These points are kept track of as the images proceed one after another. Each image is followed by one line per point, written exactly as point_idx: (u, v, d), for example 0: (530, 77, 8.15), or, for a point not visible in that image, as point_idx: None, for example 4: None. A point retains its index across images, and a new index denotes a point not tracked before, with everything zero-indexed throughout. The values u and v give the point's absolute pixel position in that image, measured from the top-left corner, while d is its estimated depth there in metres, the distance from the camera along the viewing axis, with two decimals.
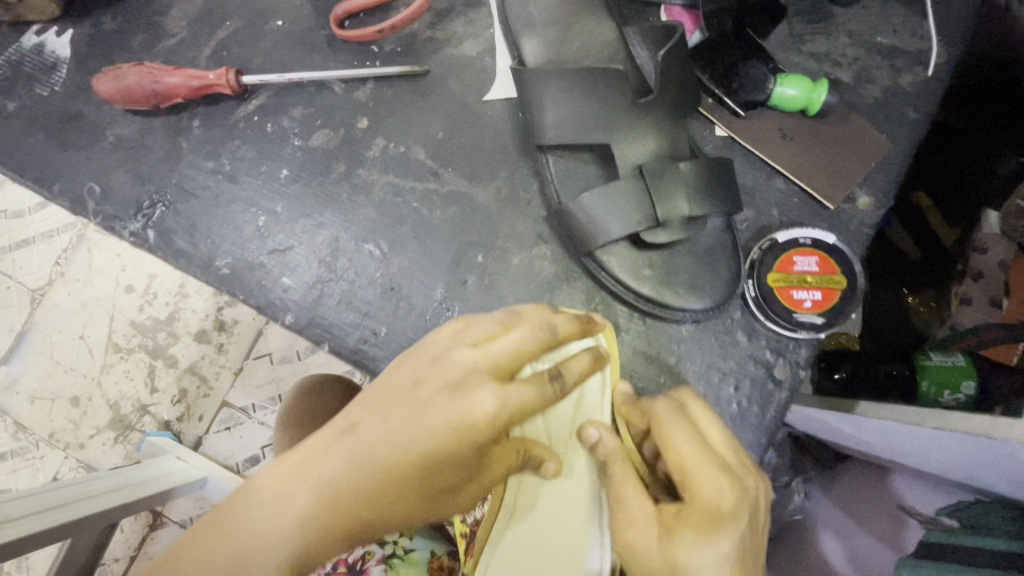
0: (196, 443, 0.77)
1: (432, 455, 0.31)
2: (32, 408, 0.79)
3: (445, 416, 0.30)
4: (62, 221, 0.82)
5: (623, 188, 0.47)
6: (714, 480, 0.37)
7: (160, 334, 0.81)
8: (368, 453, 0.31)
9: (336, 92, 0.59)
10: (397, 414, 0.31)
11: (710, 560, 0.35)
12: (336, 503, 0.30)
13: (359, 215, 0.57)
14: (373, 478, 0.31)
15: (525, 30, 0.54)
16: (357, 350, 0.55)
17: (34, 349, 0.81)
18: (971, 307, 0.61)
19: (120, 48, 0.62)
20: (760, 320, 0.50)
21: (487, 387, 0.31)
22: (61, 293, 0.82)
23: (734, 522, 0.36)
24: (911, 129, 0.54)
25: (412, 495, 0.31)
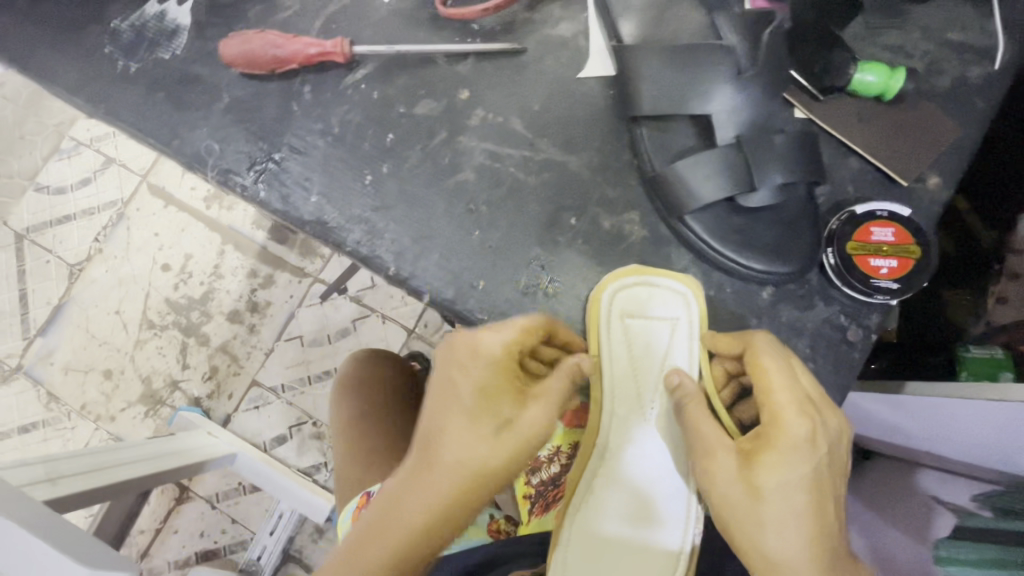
0: (225, 417, 1.11)
1: (483, 404, 0.45)
2: (65, 379, 1.13)
3: (463, 377, 0.46)
4: (105, 204, 1.17)
5: (718, 157, 0.52)
6: (791, 415, 0.44)
7: (193, 313, 1.14)
8: (445, 424, 0.45)
9: (440, 64, 0.64)
10: (452, 390, 0.46)
11: (790, 477, 0.42)
12: (441, 473, 0.44)
13: (461, 178, 0.61)
14: (449, 439, 0.44)
15: (623, 12, 0.58)
16: (455, 301, 0.59)
17: (69, 323, 1.15)
18: (1006, 305, 0.74)
19: (238, 18, 0.67)
20: (837, 285, 0.55)
21: (486, 338, 0.47)
22: (96, 272, 1.16)
23: (810, 451, 0.43)
24: (978, 117, 0.59)
25: (479, 442, 0.44)
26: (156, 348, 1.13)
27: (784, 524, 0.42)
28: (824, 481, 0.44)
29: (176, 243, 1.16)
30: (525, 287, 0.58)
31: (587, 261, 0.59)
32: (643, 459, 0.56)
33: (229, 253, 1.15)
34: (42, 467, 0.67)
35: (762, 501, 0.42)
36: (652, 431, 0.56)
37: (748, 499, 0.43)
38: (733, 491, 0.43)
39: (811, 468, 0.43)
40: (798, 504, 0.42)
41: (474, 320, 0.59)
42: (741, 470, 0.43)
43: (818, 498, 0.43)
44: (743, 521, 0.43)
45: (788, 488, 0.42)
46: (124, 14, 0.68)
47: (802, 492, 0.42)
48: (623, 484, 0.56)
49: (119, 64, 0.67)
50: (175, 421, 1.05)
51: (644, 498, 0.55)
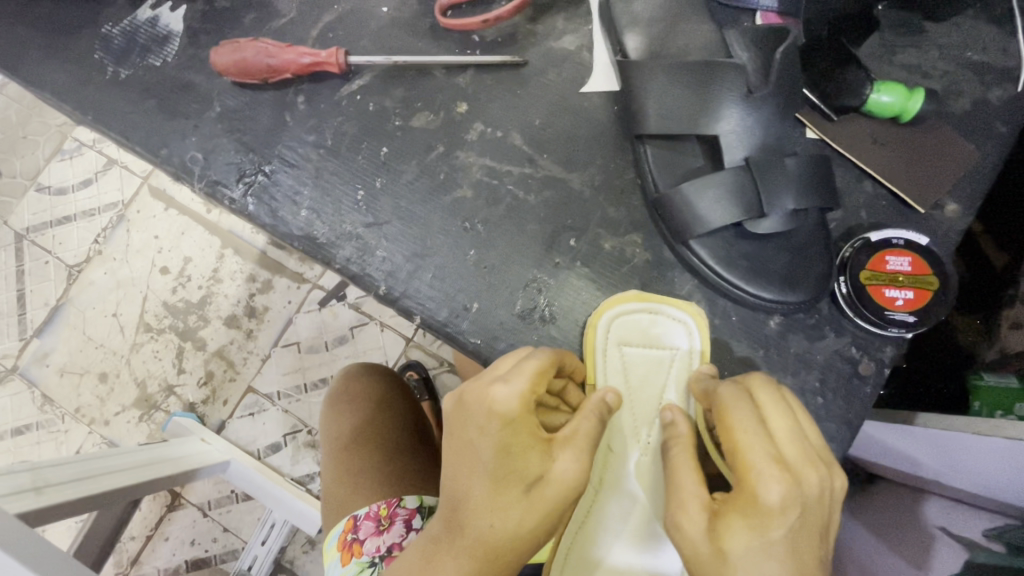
0: (221, 424, 1.08)
1: (511, 468, 0.39)
2: (60, 380, 1.10)
3: (484, 437, 0.39)
4: (106, 204, 1.15)
5: (725, 181, 0.49)
6: (765, 476, 0.38)
7: (190, 317, 1.12)
8: (468, 489, 0.39)
9: (437, 76, 0.62)
10: (471, 452, 0.39)
11: (759, 550, 0.37)
12: (473, 547, 0.38)
13: (456, 194, 0.59)
14: (476, 507, 0.39)
15: (630, 26, 0.56)
16: (448, 323, 0.57)
17: (67, 324, 1.13)
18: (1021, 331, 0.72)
19: (233, 26, 0.66)
20: (849, 317, 0.52)
21: (501, 389, 0.40)
22: (98, 272, 1.14)
23: (786, 517, 0.38)
24: (999, 141, 0.56)
25: (515, 508, 0.38)
26: (152, 352, 1.11)
27: None
28: (807, 548, 0.38)
29: (176, 246, 1.14)
30: (520, 312, 0.56)
31: (587, 285, 0.56)
32: (636, 499, 0.52)
33: (227, 257, 1.13)
34: (28, 475, 0.63)
35: (735, 571, 0.37)
36: (647, 466, 0.52)
37: (717, 566, 0.38)
38: (703, 555, 0.39)
39: (789, 535, 0.37)
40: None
41: (467, 344, 0.56)
42: (708, 530, 0.39)
43: (799, 569, 0.37)
44: None
45: (762, 560, 0.37)
46: (117, 19, 0.66)
47: (780, 564, 0.37)
48: (619, 525, 0.52)
49: (109, 70, 0.65)
50: (171, 425, 1.03)
51: (642, 544, 0.51)
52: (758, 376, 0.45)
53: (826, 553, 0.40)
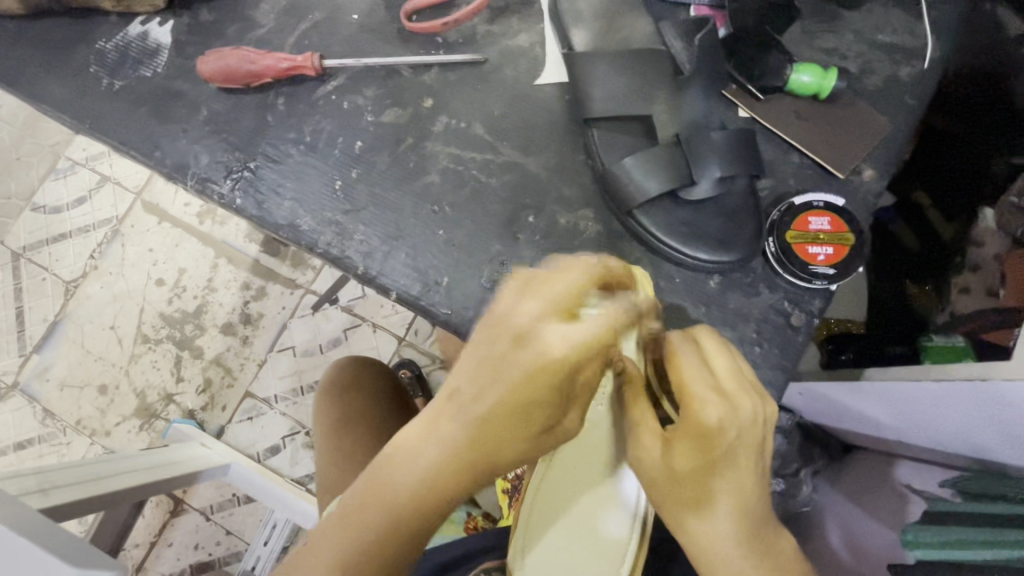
0: (220, 429, 1.13)
1: (517, 394, 0.40)
2: (61, 394, 1.15)
3: (524, 364, 0.40)
4: (101, 221, 1.21)
5: (659, 154, 0.55)
6: (705, 402, 0.44)
7: (187, 327, 1.17)
8: (481, 411, 0.41)
9: (405, 75, 0.68)
10: (476, 369, 0.42)
11: (703, 466, 0.44)
12: (459, 452, 0.41)
13: (425, 180, 0.65)
14: (491, 420, 0.41)
15: (575, 22, 0.62)
16: (421, 296, 0.62)
17: (67, 338, 1.17)
18: (971, 295, 0.74)
19: (217, 36, 0.72)
20: (780, 274, 0.58)
21: (556, 328, 0.40)
22: (94, 286, 1.19)
23: (723, 436, 0.43)
24: (908, 113, 0.63)
25: (513, 429, 0.41)
26: (151, 362, 1.16)
27: (704, 507, 0.44)
28: (743, 463, 0.44)
29: (171, 258, 1.20)
30: (486, 283, 0.62)
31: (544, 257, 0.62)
32: (597, 443, 0.57)
33: (221, 266, 1.19)
34: (34, 478, 0.68)
35: (685, 483, 0.44)
36: (604, 415, 0.57)
37: (669, 480, 0.45)
38: (658, 475, 0.45)
39: (725, 449, 0.44)
40: (721, 485, 0.44)
41: (439, 315, 0.62)
42: (664, 455, 0.45)
43: (741, 481, 0.44)
44: (670, 504, 0.45)
45: (708, 475, 0.44)
46: (109, 35, 0.72)
47: (719, 475, 0.44)
48: (579, 473, 0.57)
49: (104, 81, 0.71)
50: (170, 432, 1.06)
51: (604, 485, 0.57)
52: (698, 326, 0.49)
53: (762, 468, 0.47)
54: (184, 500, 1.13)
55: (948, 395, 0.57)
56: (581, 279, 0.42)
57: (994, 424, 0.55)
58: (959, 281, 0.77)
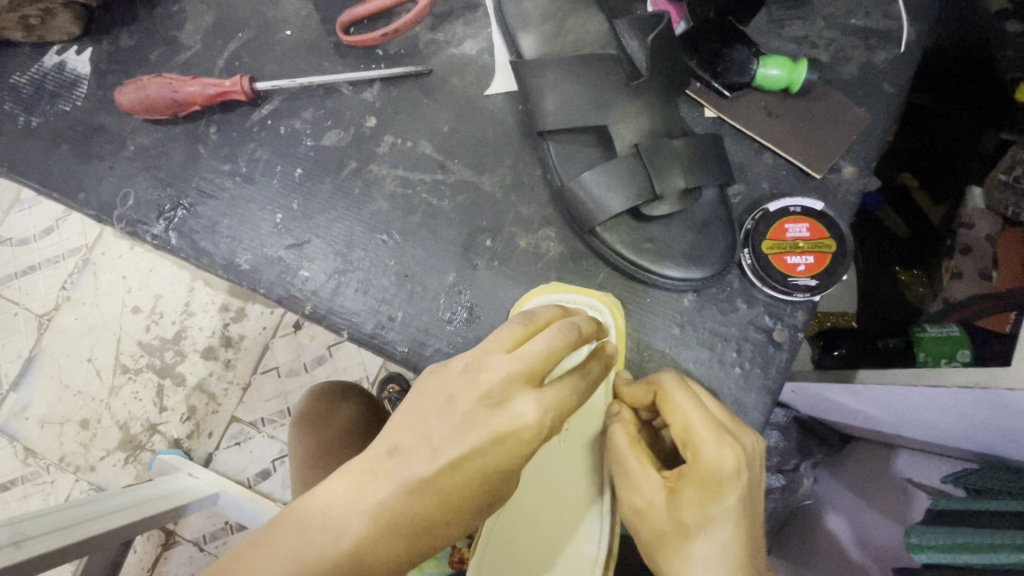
0: (208, 456, 1.00)
1: (480, 464, 0.35)
2: (42, 432, 1.02)
3: (491, 427, 0.35)
4: (69, 250, 1.08)
5: (621, 166, 0.50)
6: (711, 443, 0.40)
7: (166, 354, 1.05)
8: (429, 473, 0.34)
9: (345, 94, 0.63)
10: (430, 429, 0.35)
11: (715, 517, 0.38)
12: (395, 525, 0.33)
13: (372, 207, 0.60)
14: (436, 487, 0.34)
15: (522, 25, 0.57)
16: (375, 334, 0.58)
17: (43, 372, 1.05)
18: (964, 281, 0.70)
19: (139, 63, 0.66)
20: (758, 287, 0.54)
21: (525, 395, 0.36)
22: (68, 318, 1.07)
23: (735, 482, 0.39)
24: (886, 101, 0.58)
25: (459, 505, 0.34)
26: (132, 394, 1.03)
27: (713, 565, 0.37)
28: (754, 514, 0.40)
29: (146, 285, 1.07)
30: (444, 316, 0.57)
31: (503, 283, 0.57)
32: (561, 481, 0.53)
33: (198, 290, 1.06)
34: (7, 529, 0.58)
35: (688, 539, 0.38)
36: (570, 453, 0.53)
37: (677, 537, 0.39)
38: (665, 530, 0.40)
39: (741, 502, 0.39)
40: (714, 545, 0.38)
41: (395, 353, 0.57)
42: (669, 507, 0.40)
43: (751, 538, 0.38)
44: (666, 556, 0.39)
45: (716, 530, 0.38)
46: (23, 68, 0.66)
47: (719, 531, 0.38)
48: (539, 501, 0.53)
49: (20, 120, 0.65)
50: (154, 464, 0.94)
51: (563, 524, 0.52)
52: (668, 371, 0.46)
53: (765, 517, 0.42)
54: (174, 532, 1.00)
55: (951, 402, 0.51)
56: (561, 333, 0.38)
57: (1002, 428, 0.50)
58: (950, 265, 0.72)
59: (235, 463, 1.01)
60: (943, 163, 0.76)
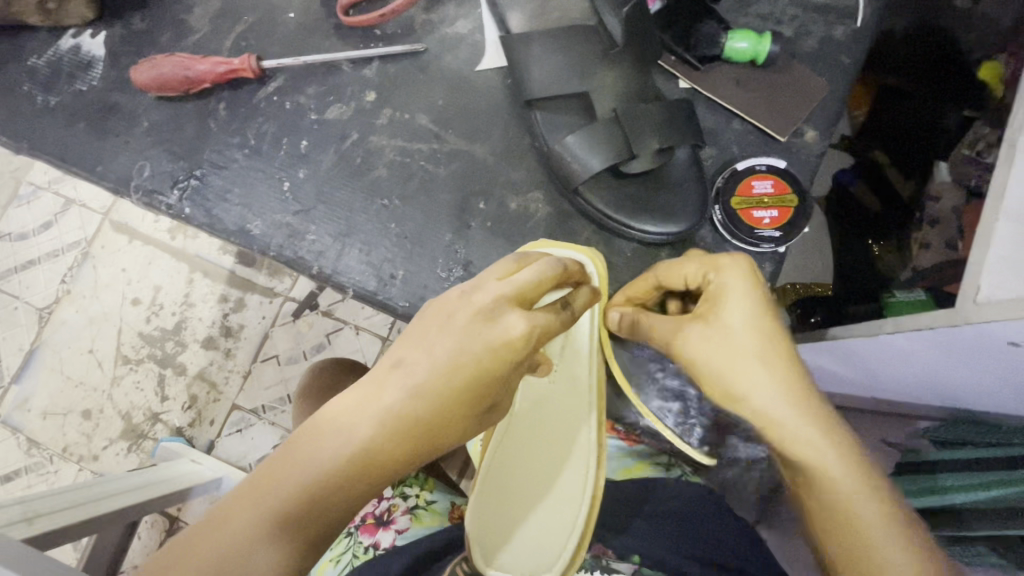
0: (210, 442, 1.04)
1: (475, 371, 0.41)
2: (43, 423, 1.06)
3: (485, 341, 0.41)
4: (68, 243, 1.12)
5: (601, 129, 0.55)
6: (724, 267, 0.45)
7: (166, 344, 1.08)
8: (431, 380, 0.40)
9: (345, 71, 0.67)
10: (432, 345, 0.41)
11: (750, 318, 0.44)
12: (400, 424, 0.39)
13: (373, 175, 0.65)
14: (436, 393, 0.40)
15: (510, 5, 0.62)
16: (378, 292, 0.62)
17: (44, 366, 1.08)
18: (930, 250, 0.75)
19: (151, 44, 0.70)
20: (728, 240, 0.59)
21: (514, 314, 0.42)
22: (68, 311, 1.10)
23: (755, 290, 0.44)
24: (844, 71, 0.64)
25: (460, 407, 0.41)
26: (133, 383, 1.07)
27: (763, 364, 0.43)
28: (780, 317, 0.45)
29: (145, 276, 1.11)
30: (441, 273, 0.62)
31: (496, 242, 0.62)
32: (553, 419, 0.60)
33: (197, 282, 1.10)
34: (19, 507, 0.62)
35: (737, 347, 0.43)
36: (560, 394, 0.61)
37: (730, 352, 0.43)
38: (718, 349, 0.44)
39: (765, 305, 0.44)
40: (758, 338, 0.43)
41: (397, 308, 0.62)
42: (711, 331, 0.44)
43: (786, 337, 0.44)
44: (729, 371, 0.43)
45: (757, 331, 0.43)
46: (40, 51, 0.70)
47: (759, 327, 0.43)
48: (534, 439, 0.60)
49: (39, 99, 0.69)
50: (158, 451, 0.98)
51: (554, 454, 0.59)
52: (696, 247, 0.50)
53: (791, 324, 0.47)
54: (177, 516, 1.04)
55: (923, 356, 0.53)
56: (546, 268, 0.45)
57: (971, 383, 0.52)
58: (919, 237, 0.77)
59: (236, 449, 1.05)
60: (912, 142, 0.81)
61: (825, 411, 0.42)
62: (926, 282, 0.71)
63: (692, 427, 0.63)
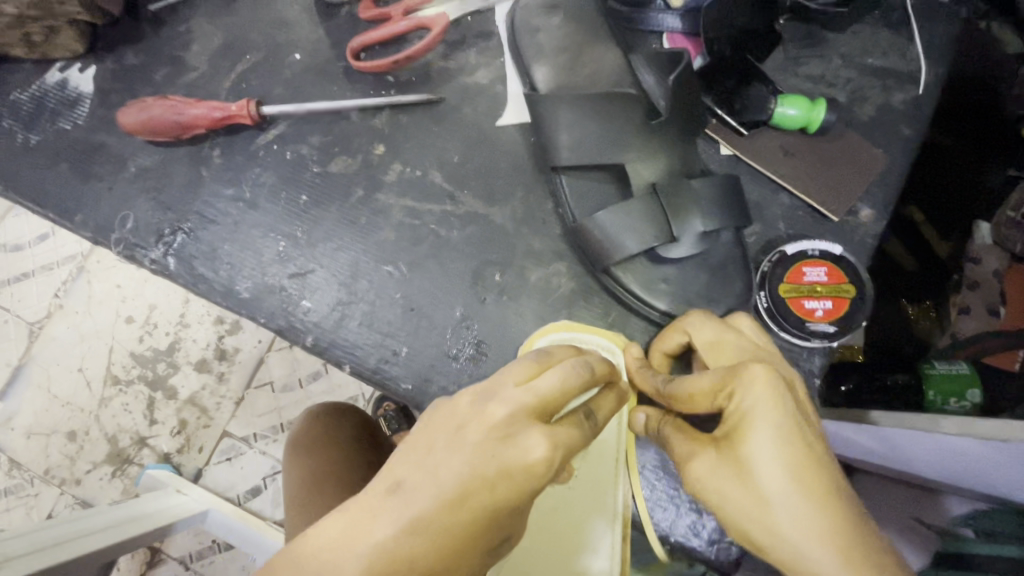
0: (197, 471, 0.95)
1: (486, 499, 0.33)
2: (28, 442, 0.97)
3: (500, 461, 0.33)
4: (64, 257, 1.02)
5: (639, 205, 0.49)
6: (743, 380, 0.37)
7: (159, 365, 0.99)
8: (426, 514, 0.32)
9: (353, 120, 0.61)
10: (435, 465, 0.33)
11: (775, 446, 0.35)
12: (392, 572, 0.30)
13: (379, 237, 0.58)
14: (435, 530, 0.32)
15: (537, 57, 0.56)
16: (378, 370, 0.56)
17: (32, 382, 0.99)
18: (971, 316, 0.68)
19: (144, 83, 0.65)
20: (775, 331, 0.52)
21: (534, 431, 0.34)
22: (59, 326, 1.01)
23: (782, 409, 0.36)
24: (904, 143, 0.58)
25: (466, 545, 0.32)
26: (123, 405, 0.98)
27: (787, 507, 0.34)
28: (815, 444, 0.36)
29: (140, 294, 1.01)
30: (451, 351, 0.55)
31: (512, 318, 0.56)
32: (573, 528, 0.52)
33: (194, 300, 1.00)
34: None
35: (758, 482, 0.35)
36: (582, 500, 0.53)
37: (748, 490, 0.35)
38: (737, 489, 0.36)
39: (793, 428, 0.36)
40: (789, 474, 0.34)
41: (398, 390, 0.56)
42: (728, 461, 0.37)
43: (822, 470, 0.35)
44: (745, 514, 0.35)
45: (783, 460, 0.35)
46: (25, 84, 0.65)
47: (790, 460, 0.35)
48: (548, 550, 0.51)
49: (19, 137, 0.64)
50: (142, 479, 0.89)
51: (571, 567, 0.51)
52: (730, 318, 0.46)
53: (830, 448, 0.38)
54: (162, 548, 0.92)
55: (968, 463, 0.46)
56: (574, 368, 0.37)
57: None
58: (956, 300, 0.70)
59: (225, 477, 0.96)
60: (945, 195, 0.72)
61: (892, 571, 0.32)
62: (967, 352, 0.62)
63: (729, 546, 0.55)
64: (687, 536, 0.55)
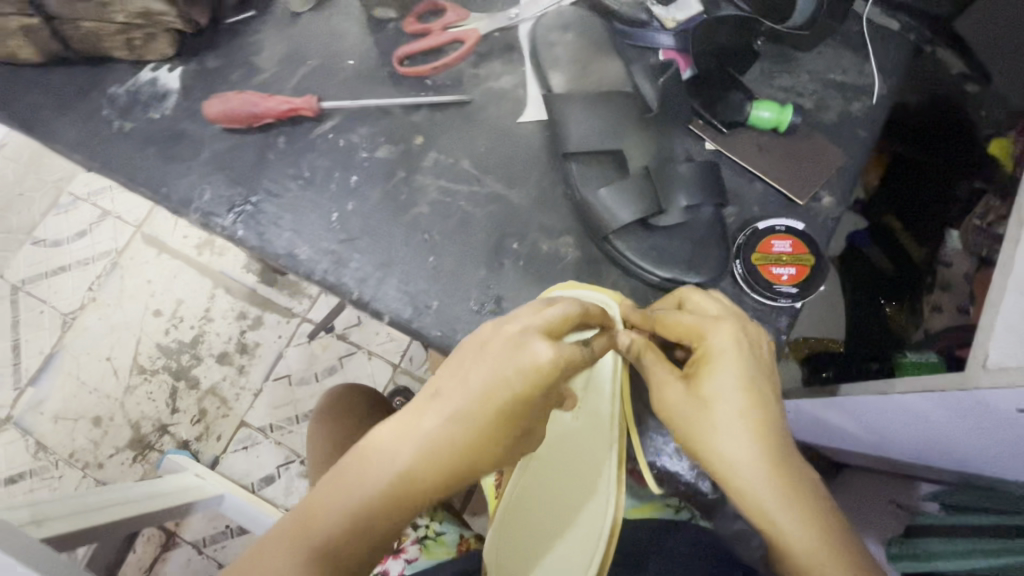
0: (214, 459, 1.03)
1: (509, 398, 0.41)
2: (54, 427, 1.05)
3: (517, 364, 0.41)
4: (100, 254, 1.13)
5: (634, 183, 0.60)
6: (712, 331, 0.48)
7: (183, 356, 1.09)
8: (462, 409, 0.41)
9: (398, 114, 0.73)
10: (467, 376, 0.42)
11: (730, 382, 0.46)
12: (438, 452, 0.40)
13: (416, 212, 0.69)
14: (469, 422, 0.41)
15: (552, 67, 0.67)
16: (412, 320, 0.66)
17: (62, 370, 1.09)
18: (942, 313, 0.73)
19: (222, 81, 0.77)
20: (748, 293, 0.62)
21: (543, 341, 0.42)
22: (91, 318, 1.11)
23: (736, 356, 0.47)
24: (861, 144, 0.68)
25: (492, 434, 0.41)
26: (147, 394, 1.07)
27: (732, 428, 0.45)
28: (760, 382, 0.47)
29: (168, 289, 1.12)
30: (474, 307, 0.65)
31: (528, 280, 0.66)
32: (573, 459, 0.62)
33: (219, 296, 1.11)
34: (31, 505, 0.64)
35: (713, 407, 0.46)
36: (581, 434, 0.63)
37: (706, 413, 0.46)
38: (698, 412, 0.46)
39: (747, 372, 0.46)
40: (738, 404, 0.45)
41: (429, 337, 0.65)
42: (693, 391, 0.47)
43: (762, 402, 0.46)
44: (699, 431, 0.46)
45: (732, 394, 0.46)
46: (121, 80, 0.77)
47: (740, 396, 0.46)
48: (551, 477, 0.62)
49: (115, 123, 0.76)
50: (164, 463, 0.97)
51: (573, 494, 0.60)
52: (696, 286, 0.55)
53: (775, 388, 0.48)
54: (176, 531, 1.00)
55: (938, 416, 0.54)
56: (573, 306, 0.47)
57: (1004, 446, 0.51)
58: (931, 300, 0.76)
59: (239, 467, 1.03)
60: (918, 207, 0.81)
61: (801, 481, 0.44)
62: (941, 343, 0.68)
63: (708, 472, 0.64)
64: (671, 460, 0.65)
